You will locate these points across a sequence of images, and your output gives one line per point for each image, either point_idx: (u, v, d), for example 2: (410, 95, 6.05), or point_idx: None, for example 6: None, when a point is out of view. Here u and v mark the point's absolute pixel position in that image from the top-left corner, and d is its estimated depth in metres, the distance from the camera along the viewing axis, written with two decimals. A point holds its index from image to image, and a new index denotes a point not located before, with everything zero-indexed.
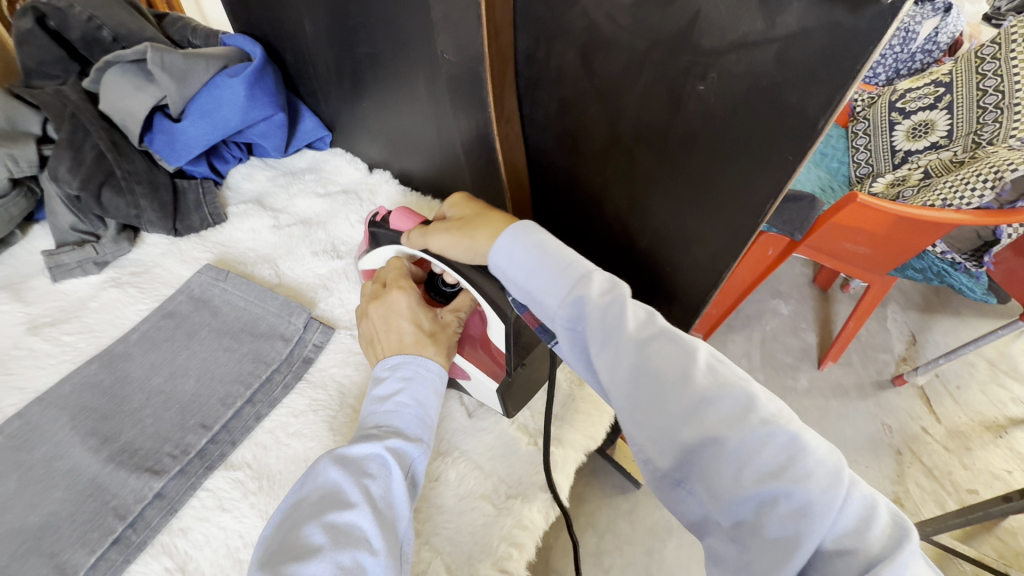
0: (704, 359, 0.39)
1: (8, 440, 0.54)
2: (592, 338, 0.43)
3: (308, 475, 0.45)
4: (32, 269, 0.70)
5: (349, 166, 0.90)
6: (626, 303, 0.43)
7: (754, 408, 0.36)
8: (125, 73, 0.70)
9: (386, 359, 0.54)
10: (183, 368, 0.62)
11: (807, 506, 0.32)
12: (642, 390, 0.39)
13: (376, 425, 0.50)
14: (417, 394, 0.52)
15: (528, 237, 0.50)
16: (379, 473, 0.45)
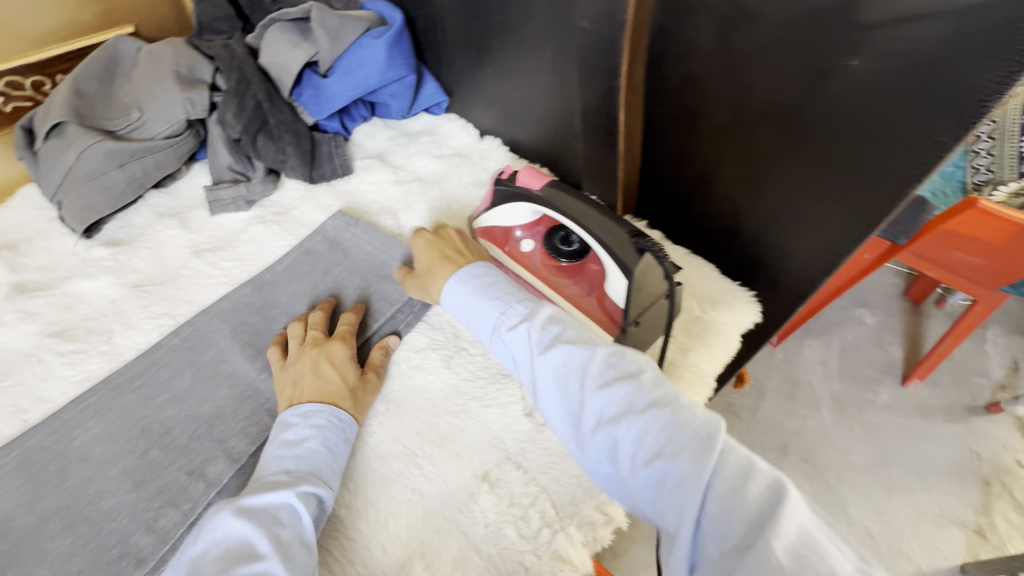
0: (598, 365, 0.49)
1: (184, 342, 0.64)
2: (521, 362, 0.54)
3: (206, 529, 0.45)
4: (194, 202, 0.80)
5: (461, 131, 0.94)
6: (539, 324, 0.54)
7: (639, 401, 0.46)
8: (285, 30, 0.78)
9: (303, 405, 0.55)
10: (323, 298, 0.69)
11: (683, 476, 0.41)
12: (558, 403, 0.50)
13: (274, 473, 0.50)
14: (329, 441, 0.53)
15: (462, 280, 0.61)
16: (288, 520, 0.45)
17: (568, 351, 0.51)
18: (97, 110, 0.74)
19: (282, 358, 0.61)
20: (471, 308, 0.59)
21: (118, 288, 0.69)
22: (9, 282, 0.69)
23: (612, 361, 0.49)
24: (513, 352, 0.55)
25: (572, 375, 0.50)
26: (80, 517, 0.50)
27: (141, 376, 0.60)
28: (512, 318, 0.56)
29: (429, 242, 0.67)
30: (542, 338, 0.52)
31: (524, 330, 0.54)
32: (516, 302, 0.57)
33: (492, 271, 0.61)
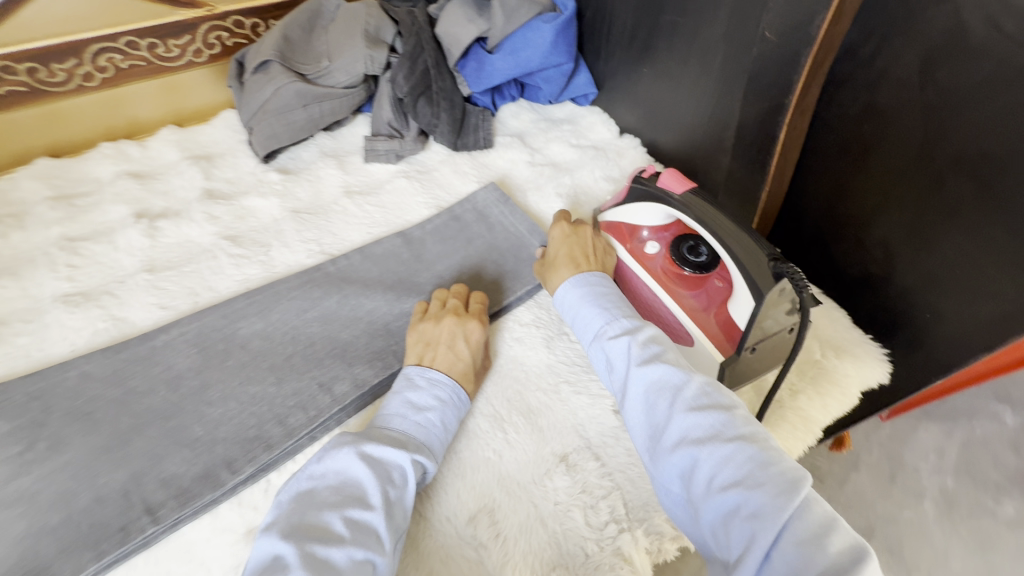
0: (692, 388, 0.48)
1: (327, 269, 0.72)
2: (614, 369, 0.54)
3: (329, 455, 0.50)
4: (353, 148, 0.89)
5: (602, 126, 0.95)
6: (639, 338, 0.53)
7: (728, 430, 0.44)
8: (464, 5, 0.84)
9: (433, 371, 0.58)
10: (451, 260, 0.75)
11: (761, 509, 0.39)
12: (641, 415, 0.49)
13: (394, 428, 0.54)
14: (446, 417, 0.56)
15: (577, 284, 0.61)
16: (399, 482, 0.49)
17: (664, 369, 0.49)
18: (296, 54, 0.84)
19: (422, 316, 0.65)
20: (579, 312, 0.59)
21: (282, 211, 0.79)
22: (201, 186, 0.81)
23: (707, 388, 0.48)
24: (609, 359, 0.54)
25: (663, 393, 0.48)
26: (228, 394, 0.60)
27: (289, 288, 0.69)
28: (615, 328, 0.55)
29: (565, 236, 0.67)
30: (642, 351, 0.52)
31: (625, 342, 0.53)
32: (622, 315, 0.56)
33: (601, 279, 0.62)
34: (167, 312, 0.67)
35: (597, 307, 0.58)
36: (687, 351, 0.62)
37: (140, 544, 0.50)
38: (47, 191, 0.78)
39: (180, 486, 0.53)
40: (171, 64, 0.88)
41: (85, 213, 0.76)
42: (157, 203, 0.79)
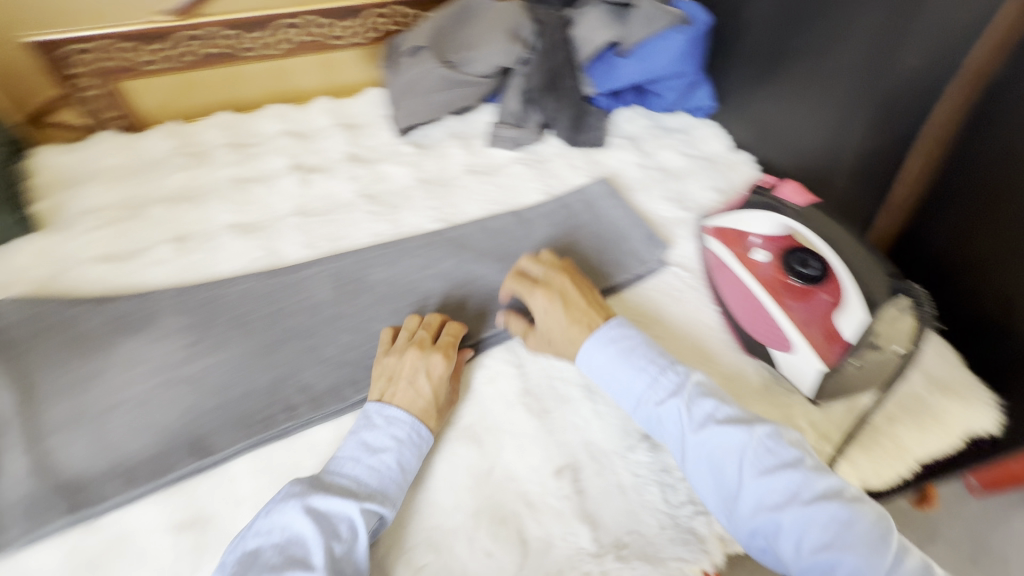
0: (758, 449, 0.49)
1: (448, 234, 0.80)
2: (667, 431, 0.54)
3: (277, 507, 0.49)
4: (478, 132, 0.97)
5: (715, 139, 0.97)
6: (691, 399, 0.54)
7: (804, 489, 0.47)
8: (603, 10, 0.89)
9: (390, 409, 0.57)
10: (558, 243, 0.80)
11: (858, 570, 0.43)
12: (708, 480, 0.51)
13: (342, 478, 0.52)
14: (402, 458, 0.54)
15: (601, 345, 0.59)
16: (347, 535, 0.48)
17: (725, 434, 0.51)
18: (445, 43, 0.93)
19: (388, 346, 0.64)
20: (614, 374, 0.58)
21: (412, 179, 0.89)
22: (346, 150, 0.92)
23: (771, 445, 0.49)
24: (662, 422, 0.55)
25: (727, 457, 0.50)
26: (356, 327, 0.68)
27: (415, 247, 0.78)
28: (661, 391, 0.56)
29: (551, 300, 0.63)
30: (695, 416, 0.52)
31: (674, 406, 0.54)
32: (661, 375, 0.56)
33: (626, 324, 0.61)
34: (311, 251, 0.77)
35: (635, 367, 0.58)
36: (785, 357, 0.63)
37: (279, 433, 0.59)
38: (225, 139, 0.92)
39: (313, 395, 0.62)
40: (336, 43, 1.00)
41: (253, 159, 0.89)
42: (310, 159, 0.90)
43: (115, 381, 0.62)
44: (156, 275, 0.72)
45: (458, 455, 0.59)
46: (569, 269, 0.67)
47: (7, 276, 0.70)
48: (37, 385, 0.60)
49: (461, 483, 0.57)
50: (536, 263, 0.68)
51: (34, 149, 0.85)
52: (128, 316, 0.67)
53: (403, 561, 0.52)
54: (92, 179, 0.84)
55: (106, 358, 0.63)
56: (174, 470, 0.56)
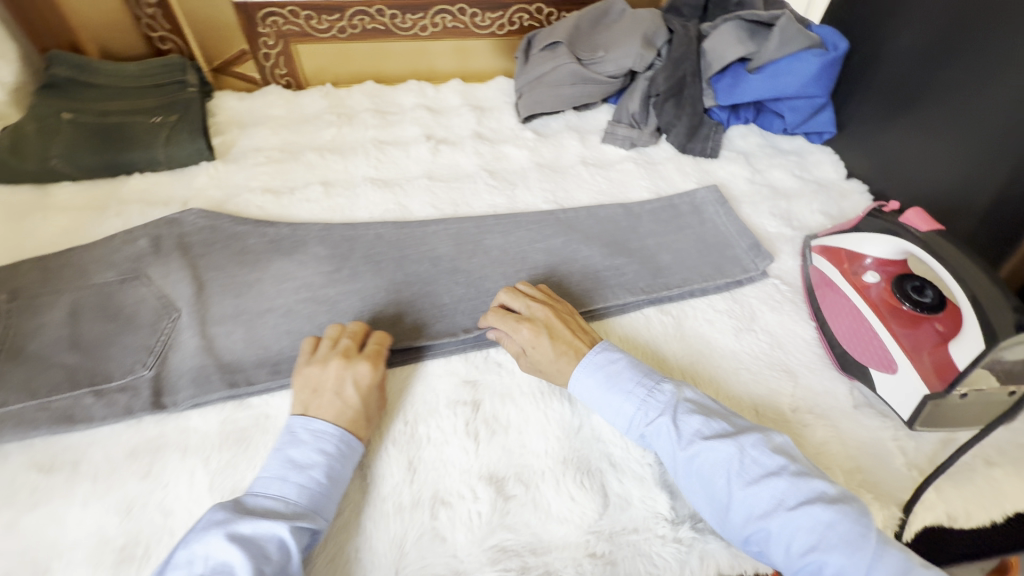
0: (743, 461, 0.51)
1: (559, 216, 0.85)
2: (661, 449, 0.56)
3: (198, 537, 0.46)
4: (595, 129, 1.02)
5: (830, 166, 0.97)
6: (678, 416, 0.56)
7: (788, 496, 0.48)
8: (738, 28, 0.93)
9: (317, 422, 0.55)
10: (662, 240, 0.83)
11: (844, 569, 0.44)
12: (701, 492, 0.52)
13: (265, 499, 0.50)
14: (331, 470, 0.53)
15: (588, 372, 0.61)
16: (277, 555, 0.46)
17: (710, 448, 0.52)
18: (579, 42, 1.00)
19: (309, 355, 0.62)
20: (600, 399, 0.60)
21: (529, 162, 0.95)
22: (473, 129, 1.01)
23: (755, 455, 0.51)
24: (656, 441, 0.57)
25: (716, 469, 0.52)
26: (472, 283, 0.76)
27: (528, 221, 0.84)
28: (651, 410, 0.57)
29: (537, 335, 0.63)
30: (683, 433, 0.54)
31: (663, 424, 0.56)
32: (648, 396, 0.58)
33: (604, 353, 0.62)
34: (436, 211, 0.85)
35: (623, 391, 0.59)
36: (888, 379, 0.65)
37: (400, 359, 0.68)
38: (370, 105, 1.03)
39: (430, 333, 0.69)
40: (477, 32, 1.09)
41: (392, 125, 0.99)
42: (441, 132, 0.99)
43: (268, 290, 0.72)
44: (305, 211, 0.83)
45: (552, 408, 0.64)
46: (550, 301, 0.68)
47: (189, 192, 0.83)
48: (207, 283, 0.71)
49: (552, 432, 0.62)
50: (517, 296, 0.68)
51: (217, 93, 1.00)
52: (281, 240, 0.77)
53: (497, 487, 0.58)
54: (259, 123, 0.97)
55: (263, 271, 0.74)
56: None
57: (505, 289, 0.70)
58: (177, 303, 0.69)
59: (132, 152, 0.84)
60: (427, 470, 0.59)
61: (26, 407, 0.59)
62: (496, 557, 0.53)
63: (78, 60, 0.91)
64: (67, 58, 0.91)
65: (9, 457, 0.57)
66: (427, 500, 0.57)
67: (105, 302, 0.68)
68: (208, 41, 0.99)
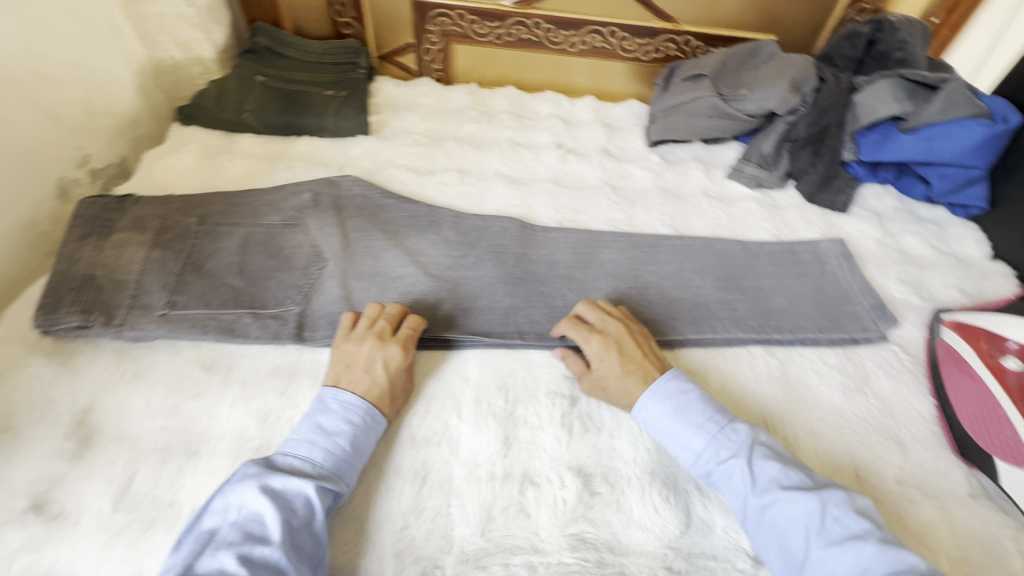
0: (823, 518, 0.49)
1: (676, 241, 0.87)
2: (731, 492, 0.55)
3: (231, 487, 0.50)
4: (721, 164, 1.03)
5: (972, 243, 0.92)
6: (753, 461, 0.55)
7: (873, 563, 0.45)
8: (897, 85, 0.90)
9: (346, 394, 0.59)
10: (778, 283, 0.82)
11: None
12: (773, 544, 0.51)
13: (293, 459, 0.54)
14: (356, 440, 0.57)
15: (657, 399, 0.61)
16: (302, 511, 0.50)
17: (788, 499, 0.51)
18: (723, 77, 1.01)
19: (347, 331, 0.67)
20: (668, 428, 0.60)
21: (652, 184, 0.98)
22: (602, 145, 1.05)
23: (837, 513, 0.49)
24: (725, 483, 0.56)
25: (793, 523, 0.50)
26: (584, 289, 0.79)
27: (645, 240, 0.86)
28: (723, 449, 0.57)
29: (605, 348, 0.65)
30: (758, 479, 0.53)
31: (736, 466, 0.55)
32: (720, 433, 0.57)
33: (676, 380, 0.62)
34: (558, 215, 0.90)
35: (693, 425, 0.59)
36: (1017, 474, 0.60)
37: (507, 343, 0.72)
38: (509, 107, 1.10)
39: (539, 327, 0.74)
40: (622, 55, 1.13)
41: (527, 129, 1.05)
42: (570, 143, 1.04)
43: (402, 257, 0.79)
44: (441, 193, 0.90)
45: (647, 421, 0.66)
46: (624, 320, 0.69)
47: (345, 159, 0.94)
48: (352, 242, 0.80)
49: (644, 443, 0.64)
50: (593, 309, 0.70)
51: (379, 77, 1.12)
52: (419, 216, 0.85)
53: (585, 480, 0.60)
54: (409, 109, 1.07)
55: (399, 240, 0.81)
56: (430, 335, 0.71)
57: (580, 302, 0.73)
58: (326, 254, 0.78)
59: (306, 117, 0.96)
60: (521, 448, 0.62)
61: (199, 314, 0.69)
62: (575, 545, 0.55)
63: (278, 33, 1.06)
64: (270, 30, 1.06)
65: (180, 352, 0.67)
66: (517, 475, 0.60)
67: (269, 241, 0.78)
68: (381, 31, 1.11)
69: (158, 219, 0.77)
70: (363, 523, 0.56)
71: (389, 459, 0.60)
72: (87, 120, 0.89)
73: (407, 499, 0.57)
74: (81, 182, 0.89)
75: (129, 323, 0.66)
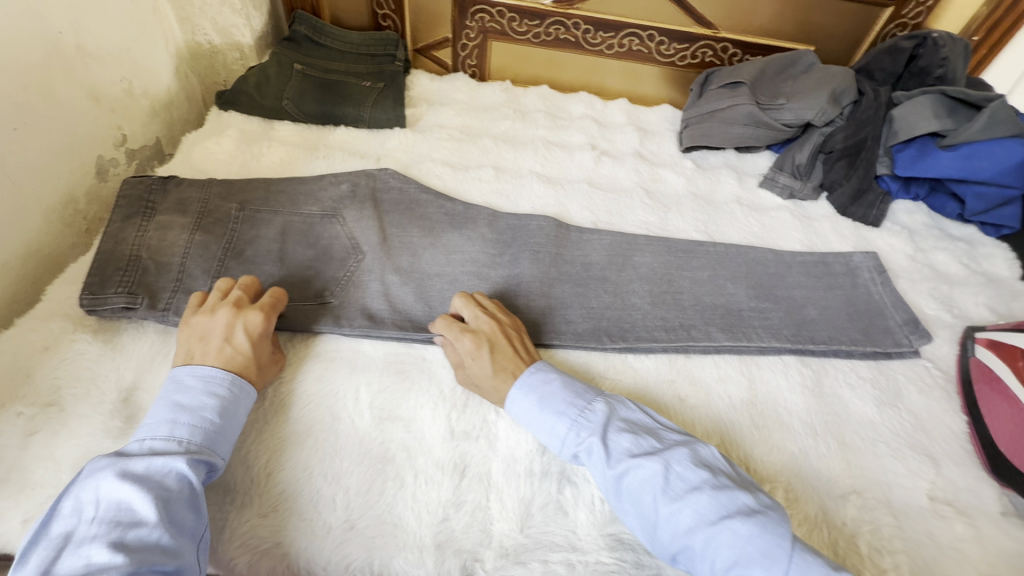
0: (667, 477, 0.52)
1: (711, 246, 0.87)
2: (592, 470, 0.56)
3: (86, 482, 0.46)
4: (755, 173, 1.03)
5: (1003, 264, 0.92)
6: (607, 436, 0.56)
7: (710, 512, 0.49)
8: (936, 102, 0.91)
9: (204, 368, 0.57)
10: (809, 294, 0.83)
11: None
12: (632, 512, 0.53)
13: (154, 441, 0.51)
14: (226, 408, 0.55)
15: (523, 392, 0.61)
16: (175, 487, 0.48)
17: (638, 465, 0.53)
18: (761, 86, 1.01)
19: (197, 308, 0.64)
20: (534, 419, 0.60)
21: (684, 190, 0.98)
22: (635, 148, 1.05)
23: (679, 469, 0.52)
24: (586, 461, 0.56)
25: (644, 487, 0.52)
26: (618, 291, 0.79)
27: (677, 245, 0.86)
28: (581, 430, 0.57)
29: (477, 345, 0.64)
30: (612, 452, 0.55)
31: (593, 444, 0.56)
32: (580, 415, 0.58)
33: (539, 374, 0.62)
34: (592, 216, 0.90)
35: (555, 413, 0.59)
36: None
37: (544, 342, 0.73)
38: (543, 106, 1.10)
39: (574, 328, 0.74)
40: (658, 60, 1.13)
41: (560, 129, 1.06)
42: (603, 144, 1.04)
43: (440, 252, 0.80)
44: (476, 189, 0.90)
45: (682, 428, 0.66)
46: (496, 315, 0.69)
47: (381, 151, 0.94)
48: (390, 234, 0.80)
49: None
50: (468, 306, 0.69)
51: (414, 71, 1.12)
52: (454, 212, 0.85)
53: None
54: (444, 104, 1.07)
55: (436, 234, 0.82)
56: None
57: (455, 297, 0.71)
58: (363, 246, 0.78)
59: (343, 108, 0.97)
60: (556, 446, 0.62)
61: None
62: (612, 545, 0.56)
63: (317, 23, 1.07)
64: (309, 19, 1.06)
65: None
66: (555, 474, 0.60)
67: (308, 230, 0.79)
68: (419, 25, 1.12)
69: (200, 203, 0.77)
70: (403, 513, 0.56)
71: (425, 451, 0.61)
72: (127, 100, 0.89)
73: (447, 491, 0.58)
74: (118, 162, 0.88)
75: (173, 307, 0.67)
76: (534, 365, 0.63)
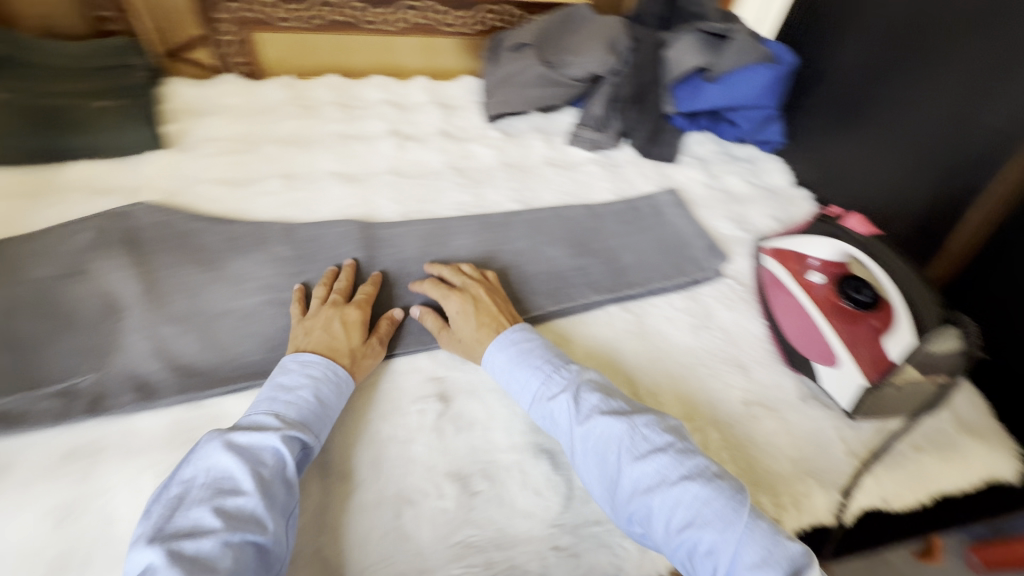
0: (634, 437, 0.51)
1: (527, 214, 0.86)
2: (558, 427, 0.56)
3: (198, 447, 0.48)
4: (561, 132, 1.04)
5: (780, 174, 1.03)
6: (579, 394, 0.56)
7: (672, 471, 0.49)
8: (696, 39, 0.97)
9: (306, 354, 0.58)
10: (623, 240, 0.86)
11: (715, 545, 0.44)
12: (594, 468, 0.52)
13: (257, 416, 0.52)
14: (319, 393, 0.55)
15: (500, 349, 0.62)
16: (272, 461, 0.48)
17: (605, 423, 0.52)
18: (546, 45, 1.02)
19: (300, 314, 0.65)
20: (508, 377, 0.60)
21: (496, 161, 0.96)
22: (440, 126, 1.00)
23: (646, 431, 0.52)
24: (554, 418, 0.56)
25: (609, 445, 0.52)
26: None
27: (493, 220, 0.84)
28: (554, 389, 0.57)
29: (466, 304, 0.66)
30: (582, 409, 0.54)
31: (564, 399, 0.56)
32: (559, 374, 0.58)
33: (525, 336, 0.63)
34: (401, 208, 0.84)
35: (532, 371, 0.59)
36: (829, 372, 0.70)
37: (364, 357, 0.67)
38: (334, 98, 1.01)
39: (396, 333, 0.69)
40: (444, 30, 1.08)
41: (355, 120, 0.97)
42: (405, 128, 0.98)
43: (226, 284, 0.69)
44: (264, 204, 0.80)
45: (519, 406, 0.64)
46: (484, 280, 0.71)
47: (137, 181, 0.79)
48: (159, 278, 0.68)
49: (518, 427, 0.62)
50: (457, 271, 0.71)
51: (169, 80, 0.96)
52: (239, 236, 0.74)
53: (463, 482, 0.57)
54: (215, 113, 0.93)
55: (219, 265, 0.71)
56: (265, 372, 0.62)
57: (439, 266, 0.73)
58: (122, 300, 0.65)
59: (76, 137, 0.79)
60: (387, 468, 0.58)
61: None
62: (461, 553, 0.53)
63: (20, 37, 0.86)
64: (7, 35, 0.86)
65: None
66: (390, 499, 0.56)
67: (41, 298, 0.63)
68: (161, 24, 0.95)
69: None
70: None
71: None
72: None
73: None
74: None
75: None
76: (512, 329, 0.64)
